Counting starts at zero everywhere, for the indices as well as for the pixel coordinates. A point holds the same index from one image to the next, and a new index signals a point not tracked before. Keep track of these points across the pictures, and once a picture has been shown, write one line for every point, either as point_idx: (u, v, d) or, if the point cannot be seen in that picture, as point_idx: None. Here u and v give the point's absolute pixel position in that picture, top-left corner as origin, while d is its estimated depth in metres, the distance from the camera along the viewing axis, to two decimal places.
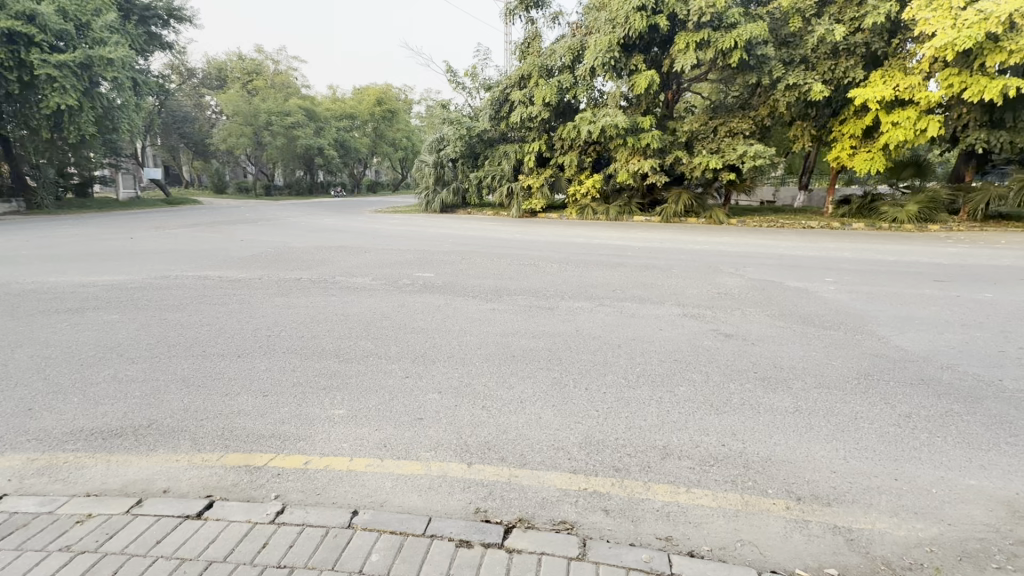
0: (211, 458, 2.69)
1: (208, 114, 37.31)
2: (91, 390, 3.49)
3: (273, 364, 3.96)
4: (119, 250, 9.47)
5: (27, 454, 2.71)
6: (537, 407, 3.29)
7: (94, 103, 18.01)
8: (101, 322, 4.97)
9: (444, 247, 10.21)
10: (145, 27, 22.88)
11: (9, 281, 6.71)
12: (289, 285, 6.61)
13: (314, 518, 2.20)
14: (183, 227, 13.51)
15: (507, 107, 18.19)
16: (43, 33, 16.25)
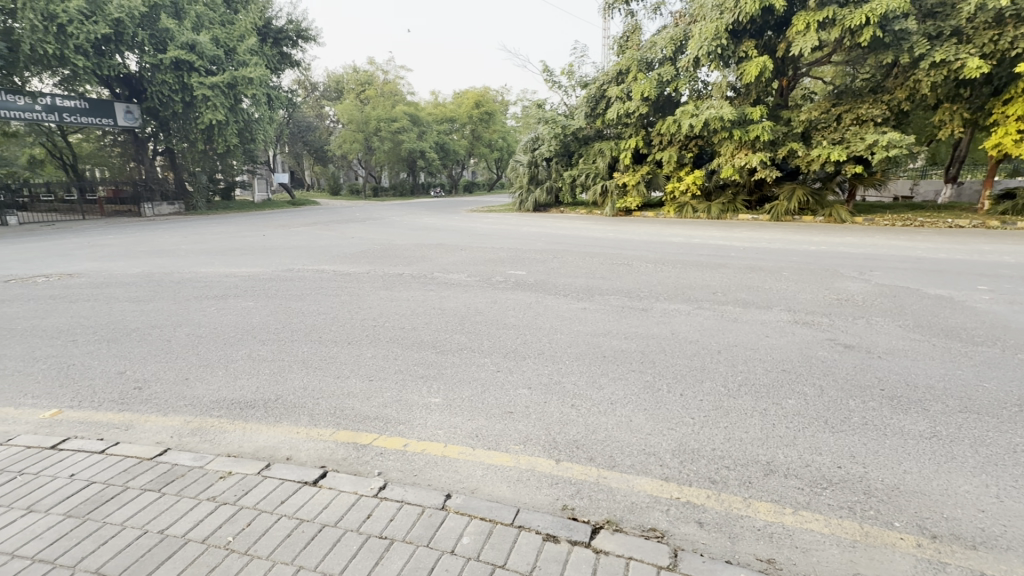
0: (324, 432, 2.99)
1: (327, 123, 41.08)
2: (232, 365, 4.05)
3: (378, 352, 4.29)
4: (254, 245, 10.82)
5: (184, 416, 3.22)
6: (627, 410, 3.22)
7: (237, 117, 20.74)
8: (240, 308, 5.74)
9: (537, 246, 10.30)
10: (278, 48, 25.77)
11: (173, 271, 7.97)
12: (393, 280, 7.11)
13: (411, 497, 2.35)
14: (304, 226, 15.07)
15: (603, 104, 17.83)
16: (201, 60, 19.11)
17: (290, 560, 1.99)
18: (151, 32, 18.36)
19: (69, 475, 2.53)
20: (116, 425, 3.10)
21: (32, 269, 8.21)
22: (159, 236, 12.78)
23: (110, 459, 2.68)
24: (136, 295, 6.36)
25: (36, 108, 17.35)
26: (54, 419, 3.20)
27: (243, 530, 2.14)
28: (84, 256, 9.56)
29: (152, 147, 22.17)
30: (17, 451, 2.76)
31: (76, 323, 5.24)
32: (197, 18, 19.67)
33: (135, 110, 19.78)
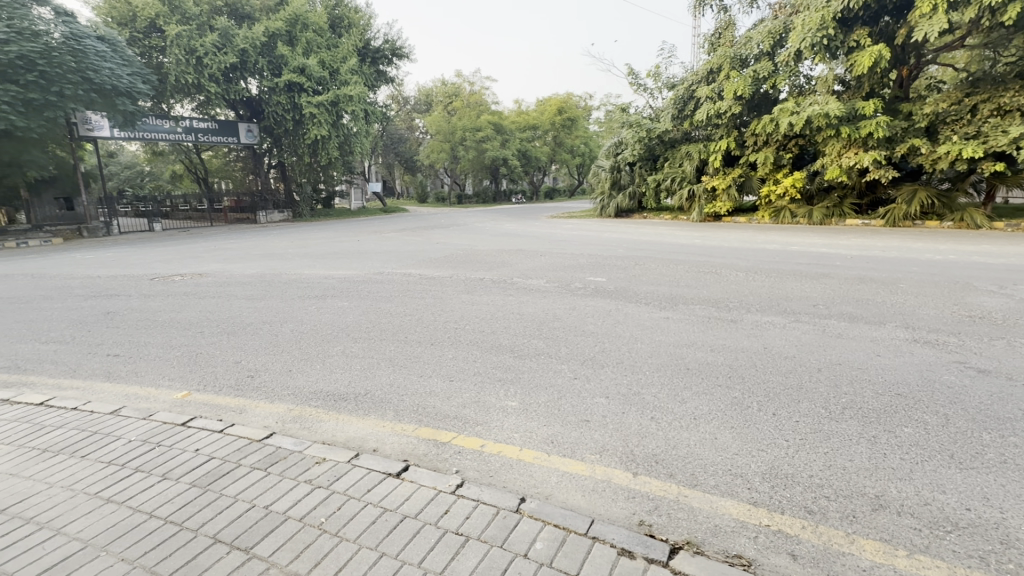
0: (408, 428, 3.15)
1: (417, 134, 43.35)
2: (328, 360, 4.40)
3: (458, 354, 4.44)
4: (350, 250, 11.68)
5: (287, 404, 3.55)
6: (712, 426, 3.05)
7: (338, 132, 22.59)
8: (337, 307, 6.23)
9: (618, 252, 10.09)
10: (375, 67, 27.71)
11: (281, 272, 8.83)
12: (474, 284, 7.33)
13: (487, 497, 2.40)
14: (394, 232, 16.01)
15: (692, 105, 17.10)
16: (309, 81, 21.10)
17: (375, 545, 2.11)
18: (269, 59, 20.57)
19: (195, 450, 2.90)
20: (232, 408, 3.50)
21: (172, 269, 9.52)
22: (271, 241, 14.25)
23: (227, 438, 3.02)
24: (251, 294, 7.13)
25: (178, 130, 19.80)
26: (184, 400, 3.67)
27: (335, 513, 2.32)
28: (211, 258, 10.92)
29: (267, 162, 24.76)
30: (155, 425, 3.20)
31: (202, 317, 5.99)
32: (308, 44, 21.72)
33: (254, 128, 22.23)
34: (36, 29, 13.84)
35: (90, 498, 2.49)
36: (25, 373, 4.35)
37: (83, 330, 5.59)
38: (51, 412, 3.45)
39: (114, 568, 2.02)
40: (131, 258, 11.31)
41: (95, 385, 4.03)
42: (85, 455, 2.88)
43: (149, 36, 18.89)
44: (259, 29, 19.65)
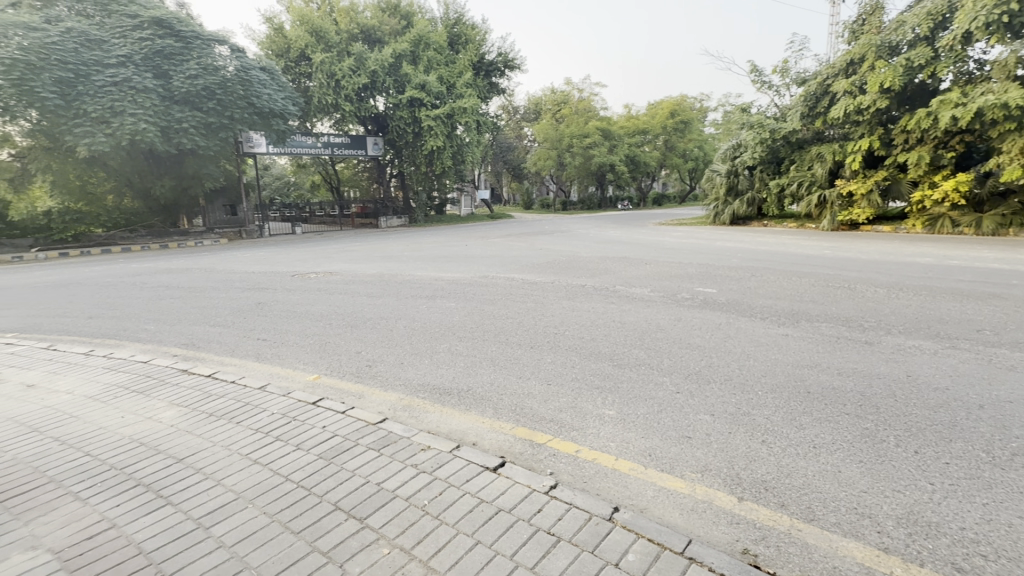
0: (506, 426, 3.26)
1: (525, 143, 44.36)
2: (435, 355, 4.72)
3: (557, 358, 4.49)
4: (458, 254, 12.35)
5: (399, 393, 3.87)
6: (835, 458, 2.73)
7: (452, 142, 23.99)
8: (445, 307, 6.63)
9: (731, 262, 9.42)
10: (489, 79, 29.00)
11: (397, 273, 9.61)
12: (575, 290, 7.33)
13: (580, 501, 2.41)
14: (499, 237, 16.58)
15: (826, 101, 15.44)
16: (428, 96, 22.72)
17: (472, 532, 2.23)
18: (395, 78, 22.54)
19: (323, 426, 3.29)
20: (352, 393, 3.90)
21: (309, 267, 10.82)
22: (391, 244, 15.57)
23: (347, 419, 3.38)
24: (371, 292, 7.86)
25: (318, 145, 22.30)
26: (314, 382, 4.18)
27: (436, 497, 2.49)
28: (340, 259, 12.20)
29: (389, 171, 27.01)
30: (293, 402, 3.69)
31: (331, 311, 6.73)
32: (428, 62, 23.46)
33: (380, 142, 24.40)
34: (216, 64, 16.64)
35: (242, 458, 2.95)
36: (198, 350, 5.24)
37: (240, 317, 6.61)
38: (215, 383, 4.14)
39: (257, 518, 2.38)
40: (278, 257, 13.07)
41: (247, 364, 4.74)
42: (239, 422, 3.41)
43: (299, 64, 21.68)
44: (387, 51, 21.67)
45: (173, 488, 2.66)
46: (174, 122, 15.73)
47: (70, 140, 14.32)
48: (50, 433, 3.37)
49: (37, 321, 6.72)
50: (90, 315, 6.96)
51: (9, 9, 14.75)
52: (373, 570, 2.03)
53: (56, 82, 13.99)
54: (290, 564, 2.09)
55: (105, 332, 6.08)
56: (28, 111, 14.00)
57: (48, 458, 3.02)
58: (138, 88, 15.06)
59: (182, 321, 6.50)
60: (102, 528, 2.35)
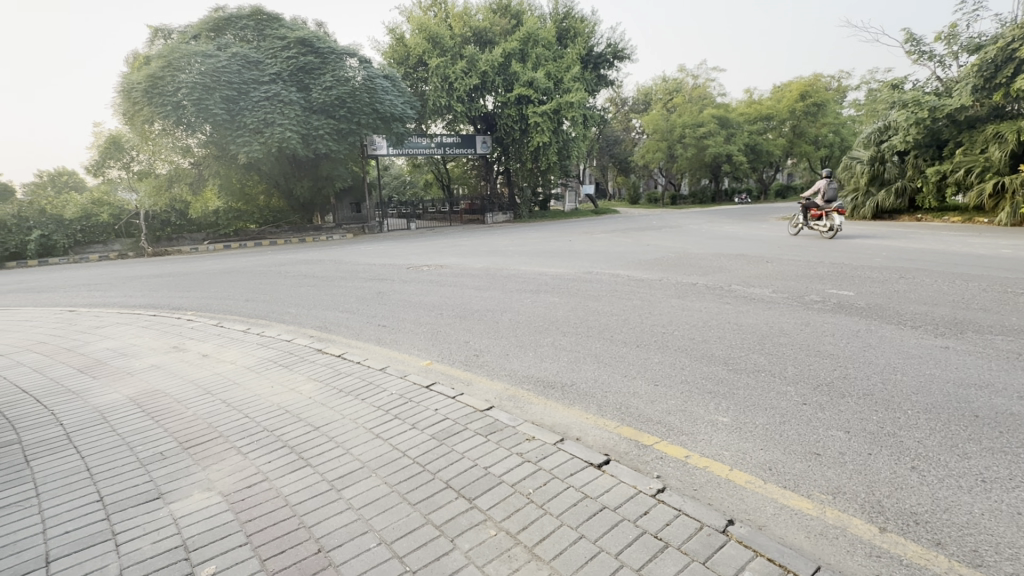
0: (610, 424, 3.22)
1: (633, 135, 42.91)
2: (539, 349, 4.79)
3: (665, 358, 4.31)
4: (562, 249, 12.37)
5: (505, 383, 4.00)
6: (1012, 497, 2.29)
7: (558, 137, 24.03)
8: (549, 301, 6.70)
9: (873, 262, 8.28)
10: (597, 71, 28.55)
11: (503, 267, 9.90)
12: (685, 289, 6.96)
13: (690, 509, 2.30)
14: (604, 233, 16.28)
15: (1010, 69, 12.85)
16: (536, 92, 22.99)
17: (576, 526, 2.24)
18: (504, 77, 23.19)
19: (435, 409, 3.50)
20: (462, 380, 4.11)
21: (422, 260, 11.58)
22: (496, 239, 16.04)
23: (457, 403, 3.58)
24: (479, 285, 8.19)
25: (432, 145, 23.65)
26: (428, 367, 4.48)
27: (541, 487, 2.53)
28: (450, 253, 12.88)
29: (496, 169, 27.76)
30: (408, 384, 3.99)
31: (442, 301, 7.13)
32: (537, 59, 23.76)
33: (488, 140, 25.16)
34: (346, 75, 18.43)
35: (365, 431, 3.26)
36: (330, 332, 5.89)
37: (364, 304, 7.30)
38: (344, 362, 4.63)
39: (380, 487, 2.62)
40: (395, 250, 14.13)
41: (371, 347, 5.22)
42: (363, 398, 3.78)
43: (417, 70, 23.12)
44: (497, 51, 22.35)
45: (311, 452, 3.04)
46: (313, 130, 17.76)
47: (234, 149, 16.75)
48: (218, 396, 4.01)
49: (208, 303, 8.01)
50: (246, 299, 8.11)
51: (192, 41, 17.64)
52: (480, 549, 2.13)
53: (224, 100, 16.39)
54: (407, 531, 2.27)
55: (257, 314, 7.06)
56: (204, 126, 16.66)
57: (217, 416, 3.61)
58: (285, 101, 17.21)
59: (316, 306, 7.33)
60: (258, 479, 2.77)
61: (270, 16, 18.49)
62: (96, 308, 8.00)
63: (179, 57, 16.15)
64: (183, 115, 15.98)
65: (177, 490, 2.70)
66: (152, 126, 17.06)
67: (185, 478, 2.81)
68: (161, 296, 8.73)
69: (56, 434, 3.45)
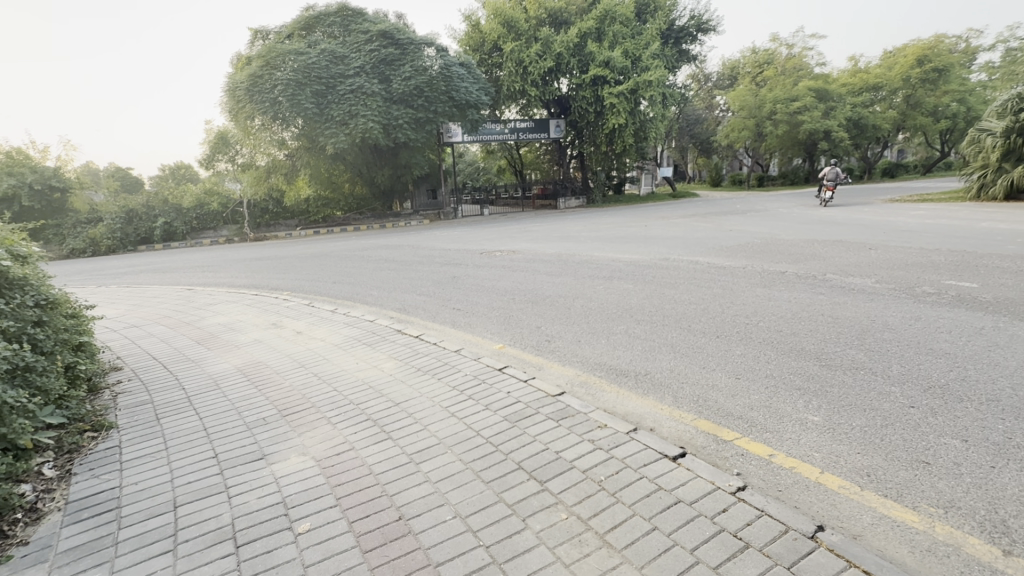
0: (686, 416, 3.11)
1: (717, 114, 40.27)
2: (612, 336, 4.70)
3: (748, 351, 4.07)
4: (637, 235, 11.98)
5: (576, 369, 3.99)
6: None
7: (635, 119, 23.12)
8: (622, 288, 6.54)
9: (1004, 249, 7.20)
10: (678, 47, 27.04)
11: (576, 253, 9.80)
12: (772, 277, 6.49)
13: (774, 510, 2.17)
14: (682, 217, 15.53)
15: None
16: (612, 72, 22.29)
17: (649, 517, 2.20)
18: (579, 58, 22.68)
19: (507, 392, 3.57)
20: (533, 364, 4.15)
21: (495, 246, 11.73)
22: (568, 225, 15.87)
23: (528, 387, 3.62)
24: (551, 271, 8.16)
25: (505, 131, 23.67)
26: (500, 351, 4.56)
27: (613, 475, 2.51)
28: (523, 238, 12.93)
29: (569, 153, 27.25)
30: (482, 366, 4.10)
31: (514, 287, 7.19)
32: (614, 37, 22.96)
33: (562, 124, 24.72)
34: (424, 65, 18.91)
35: (440, 410, 3.40)
36: (408, 314, 6.17)
37: (439, 288, 7.57)
38: (422, 343, 4.84)
39: (454, 464, 2.73)
40: (469, 236, 14.42)
41: (446, 329, 5.42)
42: (440, 378, 3.95)
43: (492, 56, 23.20)
44: (573, 31, 21.86)
45: (392, 426, 3.24)
46: (393, 120, 18.47)
47: (322, 141, 17.84)
48: (310, 370, 4.37)
49: (301, 285, 8.68)
50: (333, 282, 8.70)
51: (286, 40, 18.92)
52: (552, 531, 2.16)
53: (315, 94, 17.62)
54: (481, 508, 2.35)
55: (343, 296, 7.55)
56: (296, 120, 17.92)
57: (310, 388, 3.94)
58: (368, 93, 18.04)
59: (396, 289, 7.70)
60: (345, 448, 2.99)
61: (354, 12, 19.37)
62: (209, 287, 8.97)
63: (276, 56, 17.45)
64: (279, 110, 17.24)
65: (277, 452, 2.99)
66: (253, 122, 18.57)
67: (283, 442, 3.11)
68: (262, 278, 9.61)
69: (178, 397, 3.95)
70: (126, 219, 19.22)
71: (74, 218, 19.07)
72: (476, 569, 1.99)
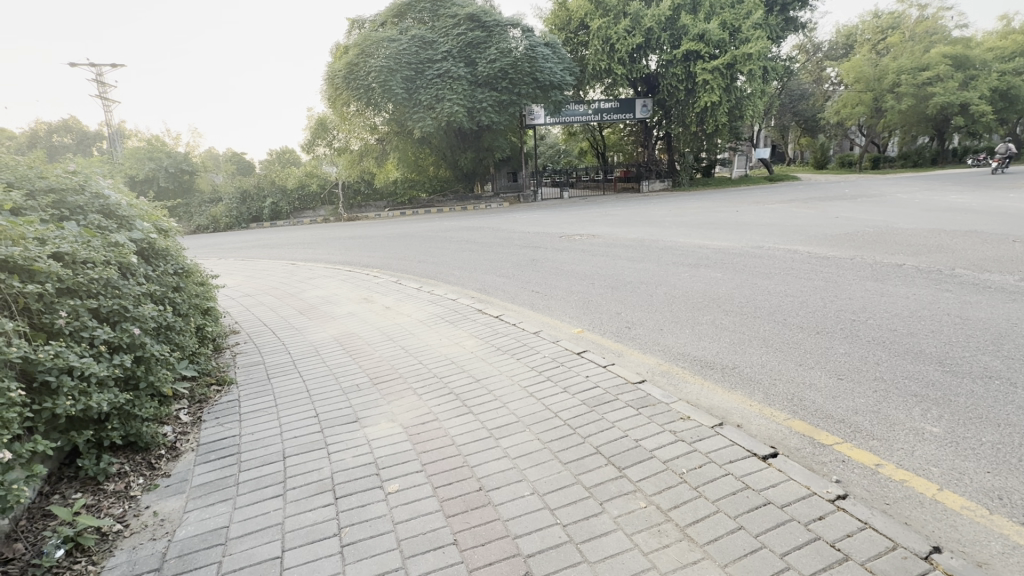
0: (778, 415, 2.92)
1: (826, 88, 36.39)
2: (697, 326, 4.49)
3: (853, 350, 3.71)
4: (728, 221, 11.25)
5: (658, 358, 3.88)
6: None
7: (730, 96, 21.58)
8: (710, 277, 6.21)
9: None
10: (784, 15, 24.67)
11: (660, 238, 9.42)
12: (886, 270, 5.83)
13: (879, 524, 1.99)
14: (780, 203, 14.30)
15: None
16: (707, 46, 21.03)
17: (734, 515, 2.11)
18: (671, 32, 21.57)
19: (587, 376, 3.56)
20: (613, 351, 4.09)
21: (575, 230, 11.61)
22: (652, 209, 15.25)
23: (608, 373, 3.58)
24: (632, 256, 7.94)
25: (589, 112, 23.02)
26: (578, 336, 4.53)
27: (696, 469, 2.43)
28: (603, 222, 12.64)
29: (655, 134, 26.02)
30: (560, 349, 4.12)
31: (594, 271, 7.10)
32: (711, 8, 21.53)
33: (649, 103, 23.63)
34: (509, 47, 18.92)
35: (518, 389, 3.47)
36: (488, 295, 6.33)
37: (517, 270, 7.65)
38: (502, 323, 4.95)
39: (532, 443, 2.79)
40: (549, 219, 14.40)
41: (525, 311, 5.49)
42: (519, 358, 4.02)
43: (578, 34, 22.58)
44: (666, 4, 20.75)
45: (474, 401, 3.36)
46: (478, 103, 18.78)
47: (411, 125, 18.55)
48: (398, 342, 4.64)
49: (389, 263, 9.19)
50: (419, 261, 9.11)
51: (380, 28, 19.72)
52: (630, 518, 2.15)
53: (404, 80, 18.31)
54: (558, 488, 2.39)
55: (428, 274, 7.88)
56: (387, 105, 18.77)
57: (398, 360, 4.20)
58: (453, 77, 18.52)
59: (476, 270, 7.90)
60: (430, 418, 3.17)
61: None
62: (309, 262, 9.78)
63: (370, 44, 18.25)
64: (372, 96, 18.12)
65: (369, 417, 3.24)
66: (349, 108, 19.72)
67: (374, 408, 3.35)
68: (354, 255, 10.28)
69: (285, 360, 4.40)
70: (241, 199, 21.50)
71: (200, 198, 21.61)
72: (554, 545, 2.04)
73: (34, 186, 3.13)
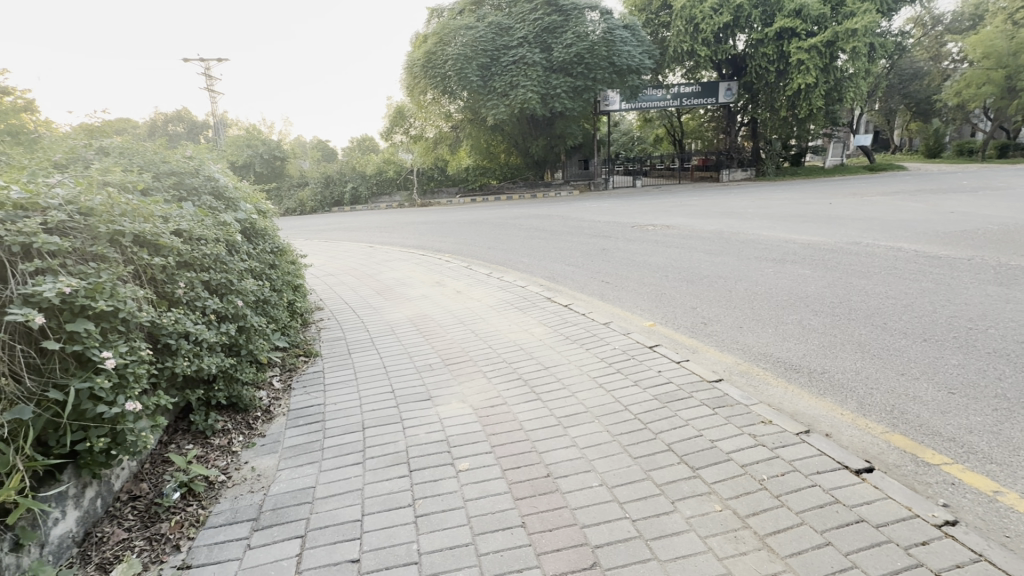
0: (874, 427, 2.68)
1: (945, 66, 32.22)
2: (782, 326, 4.20)
3: (969, 362, 3.30)
4: (820, 214, 10.36)
5: (736, 357, 3.68)
6: None
7: (829, 76, 19.72)
8: (796, 274, 5.78)
9: None
10: None
11: (740, 231, 8.88)
12: (1013, 274, 5.12)
13: (997, 557, 1.78)
14: (882, 195, 12.94)
15: None
16: (805, 23, 19.43)
17: (821, 529, 1.97)
18: (764, 8, 20.14)
19: (659, 371, 3.45)
20: (687, 347, 3.92)
21: (648, 220, 11.21)
22: (731, 200, 14.37)
23: (682, 369, 3.45)
24: (710, 248, 7.55)
25: (669, 97, 21.84)
26: (650, 328, 4.41)
27: (778, 477, 2.29)
28: (679, 213, 12.09)
29: (740, 119, 24.38)
30: (631, 341, 4.03)
31: (668, 263, 6.82)
32: None
33: (735, 86, 22.10)
34: (586, 30, 18.51)
35: (586, 379, 3.45)
36: (557, 283, 6.30)
37: (587, 260, 7.54)
38: (571, 312, 4.91)
39: (601, 434, 2.76)
40: (621, 208, 14.01)
41: (594, 301, 5.41)
42: (588, 348, 3.98)
43: (660, 15, 21.57)
44: None
45: (542, 387, 3.38)
46: (551, 89, 18.64)
47: (485, 112, 18.76)
48: (469, 327, 4.75)
49: (460, 248, 9.39)
50: (489, 247, 9.21)
51: (458, 16, 19.97)
52: (703, 520, 2.07)
53: (480, 67, 18.53)
54: (628, 481, 2.35)
55: (497, 261, 7.97)
56: (462, 93, 19.03)
57: (468, 343, 4.30)
58: (529, 63, 18.44)
59: (546, 258, 7.88)
60: (498, 401, 3.23)
61: None
62: (385, 245, 10.23)
63: (449, 32, 18.53)
64: (448, 84, 18.44)
65: (441, 396, 3.36)
66: (426, 96, 20.30)
67: (445, 388, 3.47)
68: (426, 240, 10.62)
69: (363, 337, 4.66)
70: (324, 183, 22.90)
71: (289, 182, 23.21)
72: (622, 538, 2.01)
73: (158, 169, 3.50)
